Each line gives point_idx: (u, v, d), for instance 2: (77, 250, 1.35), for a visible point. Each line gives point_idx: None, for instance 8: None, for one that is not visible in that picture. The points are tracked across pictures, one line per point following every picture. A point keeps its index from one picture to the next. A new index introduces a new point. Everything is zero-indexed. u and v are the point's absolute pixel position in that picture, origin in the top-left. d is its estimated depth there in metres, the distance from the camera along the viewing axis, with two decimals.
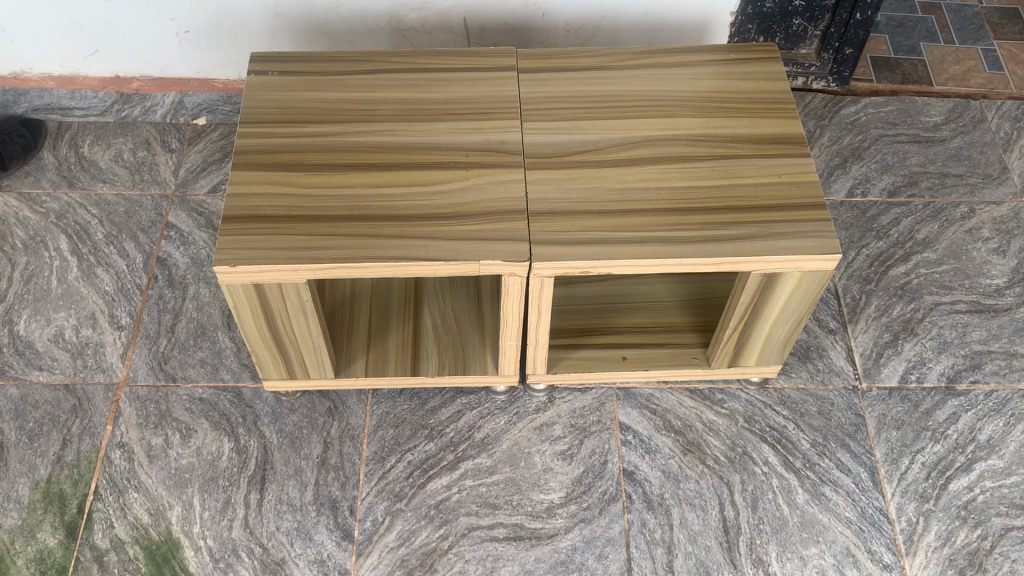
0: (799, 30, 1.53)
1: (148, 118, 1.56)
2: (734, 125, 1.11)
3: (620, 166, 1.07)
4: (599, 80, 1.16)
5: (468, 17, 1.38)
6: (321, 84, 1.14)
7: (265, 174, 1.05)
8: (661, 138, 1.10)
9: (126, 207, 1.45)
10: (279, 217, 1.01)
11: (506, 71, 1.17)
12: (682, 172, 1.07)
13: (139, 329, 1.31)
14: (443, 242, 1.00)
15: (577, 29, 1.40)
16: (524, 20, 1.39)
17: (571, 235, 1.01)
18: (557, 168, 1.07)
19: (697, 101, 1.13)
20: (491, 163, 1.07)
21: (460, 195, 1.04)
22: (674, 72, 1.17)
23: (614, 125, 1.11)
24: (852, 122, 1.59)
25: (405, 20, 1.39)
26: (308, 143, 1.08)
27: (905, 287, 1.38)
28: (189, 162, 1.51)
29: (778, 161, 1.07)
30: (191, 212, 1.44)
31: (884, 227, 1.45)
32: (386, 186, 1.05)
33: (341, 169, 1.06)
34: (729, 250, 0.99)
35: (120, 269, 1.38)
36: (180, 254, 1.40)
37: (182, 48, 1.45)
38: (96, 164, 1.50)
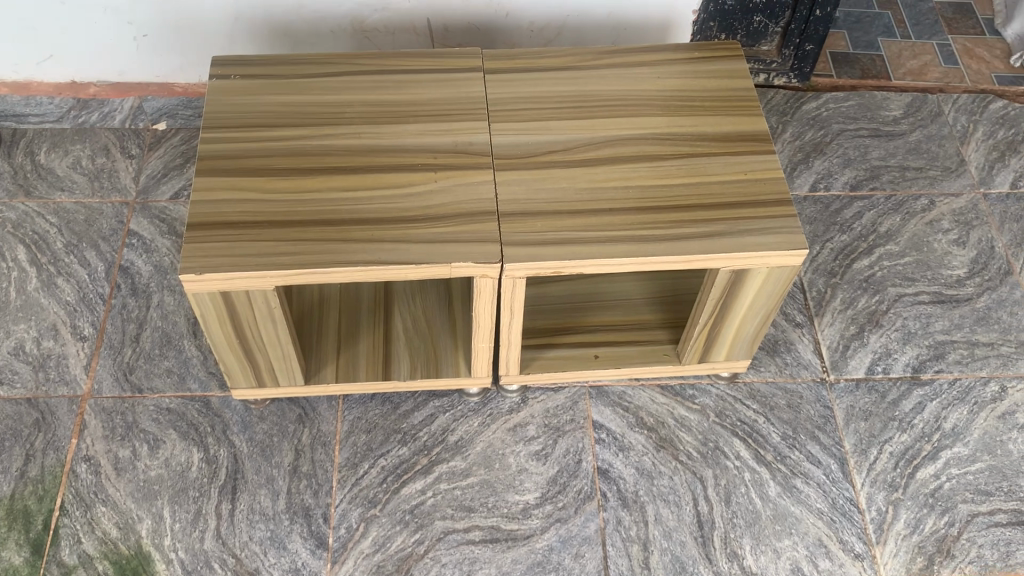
0: (760, 26, 1.55)
1: (107, 124, 1.51)
2: (701, 123, 1.12)
3: (588, 165, 1.08)
4: (565, 79, 1.16)
5: (431, 17, 1.38)
6: (285, 87, 1.13)
7: (230, 180, 1.03)
8: (629, 137, 1.10)
9: (86, 215, 1.42)
10: (246, 222, 1.00)
11: (472, 71, 1.16)
12: (650, 170, 1.07)
13: (102, 339, 1.29)
14: (413, 245, 0.99)
15: (541, 29, 1.40)
16: (487, 20, 1.39)
17: (541, 235, 1.01)
18: (526, 168, 1.07)
19: (663, 100, 1.14)
20: (460, 164, 1.07)
21: (430, 197, 1.04)
22: (640, 70, 1.17)
23: (582, 125, 1.11)
24: (814, 117, 1.61)
25: (367, 21, 1.38)
26: (274, 148, 1.07)
27: (869, 279, 1.40)
28: (149, 168, 1.47)
29: (744, 158, 1.08)
30: (154, 218, 1.42)
31: (848, 221, 1.47)
32: (354, 189, 1.04)
33: (307, 173, 1.05)
34: (699, 247, 1.00)
35: (81, 279, 1.35)
36: (143, 262, 1.37)
37: (139, 51, 1.43)
38: (53, 172, 1.46)
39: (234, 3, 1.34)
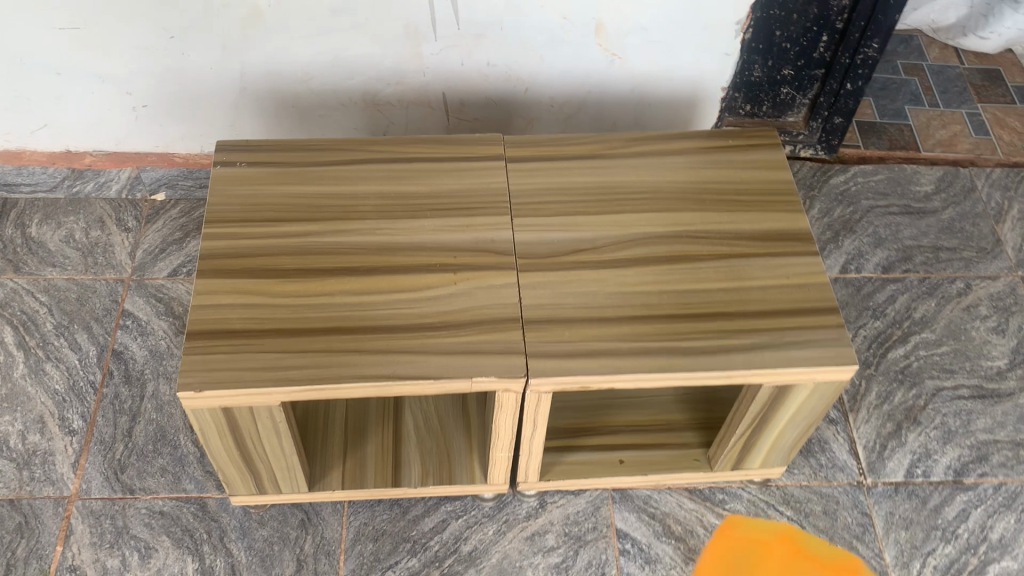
0: (787, 98, 1.49)
1: (102, 194, 1.44)
2: (738, 219, 1.05)
3: (618, 267, 1.00)
4: (592, 169, 1.09)
5: (447, 90, 1.31)
6: (293, 176, 1.05)
7: (234, 281, 0.96)
8: (662, 235, 1.03)
9: (78, 293, 1.34)
10: (250, 331, 0.92)
11: (493, 159, 1.09)
12: (685, 273, 1.00)
13: (93, 434, 1.21)
14: (431, 358, 0.92)
15: (561, 104, 1.33)
16: (505, 94, 1.32)
17: (570, 346, 0.94)
18: (552, 270, 1.00)
19: (697, 194, 1.07)
20: (481, 264, 0.99)
21: (449, 302, 0.96)
22: (671, 160, 1.10)
23: (611, 220, 1.04)
24: (842, 192, 1.54)
25: (380, 95, 1.32)
26: (281, 245, 0.99)
27: (905, 371, 1.33)
28: (146, 243, 1.40)
29: (785, 260, 1.01)
30: (150, 298, 1.34)
31: (880, 306, 1.40)
32: (367, 293, 0.96)
33: (318, 274, 0.97)
34: (740, 363, 0.93)
35: (71, 365, 1.27)
36: (138, 346, 1.29)
37: (139, 123, 1.35)
38: (44, 247, 1.39)
39: (240, 76, 1.28)
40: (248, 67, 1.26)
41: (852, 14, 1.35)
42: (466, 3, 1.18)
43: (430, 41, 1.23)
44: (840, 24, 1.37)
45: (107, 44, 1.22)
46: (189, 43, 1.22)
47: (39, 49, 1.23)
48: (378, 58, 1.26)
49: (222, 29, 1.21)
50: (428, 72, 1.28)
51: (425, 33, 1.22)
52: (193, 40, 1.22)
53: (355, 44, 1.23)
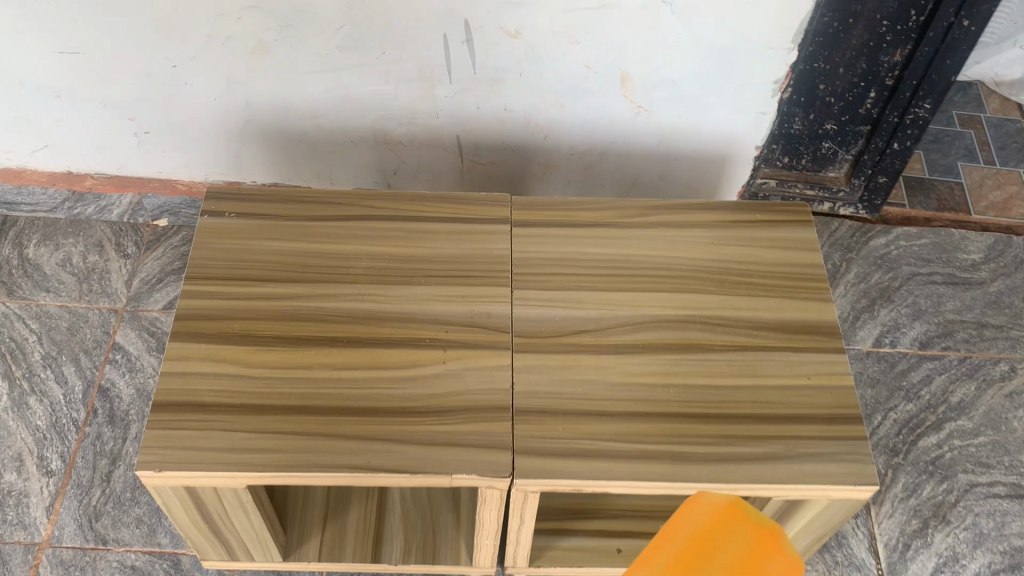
0: (828, 152, 1.39)
1: (103, 217, 1.40)
2: (759, 306, 0.96)
3: (623, 353, 0.92)
4: (605, 238, 1.01)
5: (462, 133, 1.24)
6: (284, 231, 0.99)
7: (208, 347, 0.90)
8: (674, 318, 0.95)
9: (69, 322, 1.30)
10: (220, 405, 0.86)
11: (498, 223, 1.01)
12: (696, 365, 0.91)
13: (70, 476, 1.16)
14: (411, 448, 0.84)
15: (582, 153, 1.25)
16: (523, 140, 1.24)
17: (562, 443, 0.86)
18: (551, 352, 0.92)
19: (717, 273, 0.98)
20: (474, 342, 0.92)
21: (435, 383, 0.89)
22: (692, 233, 1.01)
23: (620, 298, 0.96)
24: (882, 256, 1.44)
25: (391, 134, 1.25)
26: (263, 309, 0.93)
27: (936, 461, 1.23)
28: (144, 271, 1.35)
29: (807, 357, 0.92)
30: (142, 331, 1.29)
31: (914, 387, 1.30)
32: (349, 368, 0.89)
33: (298, 344, 0.91)
34: (749, 475, 0.84)
35: (55, 399, 1.22)
36: (125, 383, 1.24)
37: (141, 149, 1.29)
38: (40, 270, 1.35)
39: (244, 107, 1.21)
40: (253, 99, 1.20)
41: (903, 72, 1.24)
42: (484, 47, 1.09)
43: (444, 83, 1.16)
44: (890, 80, 1.27)
45: (106, 69, 1.16)
46: (192, 72, 1.16)
47: (37, 71, 1.17)
48: (390, 98, 1.18)
49: (227, 61, 1.14)
50: (442, 114, 1.21)
51: (438, 75, 1.14)
52: (196, 70, 1.16)
53: (365, 82, 1.16)
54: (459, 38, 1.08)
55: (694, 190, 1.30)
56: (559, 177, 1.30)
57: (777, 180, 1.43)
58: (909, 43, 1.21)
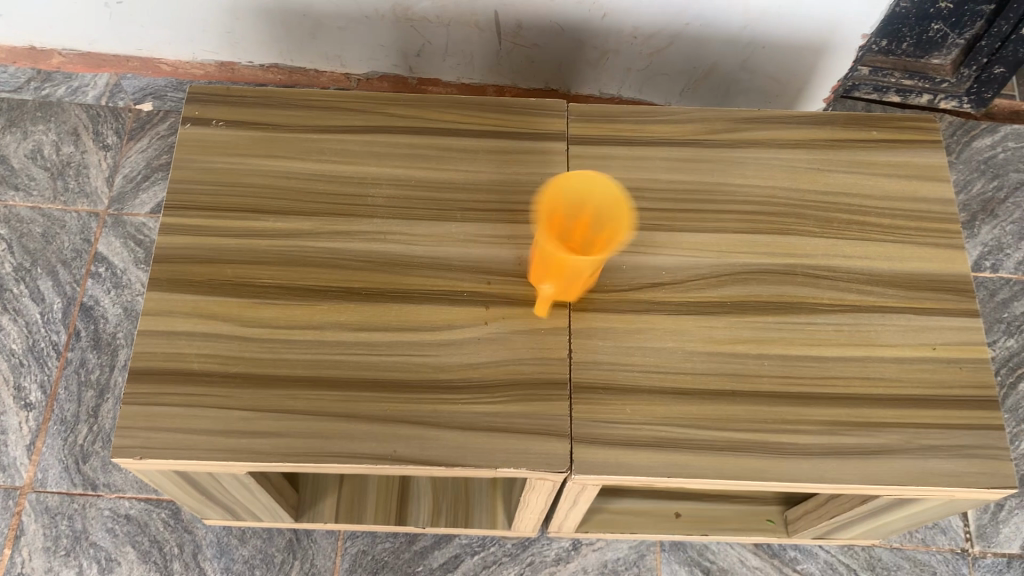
0: (936, 36, 1.14)
1: (77, 99, 1.20)
2: (875, 254, 0.77)
3: (706, 314, 0.74)
4: (682, 161, 0.81)
5: (500, 10, 1.01)
6: (288, 148, 0.80)
7: (197, 299, 0.73)
8: (769, 270, 0.76)
9: (44, 227, 1.12)
10: (211, 376, 0.70)
11: (552, 140, 0.82)
12: (795, 330, 0.74)
13: (52, 410, 1.02)
14: (445, 434, 0.68)
15: (647, 37, 1.03)
16: (577, 20, 1.02)
17: (629, 429, 0.70)
18: (614, 311, 0.74)
19: (821, 209, 0.79)
20: (522, 296, 0.74)
21: (475, 350, 0.72)
22: (790, 156, 0.82)
23: (702, 240, 0.78)
24: (986, 160, 1.23)
25: (413, 9, 1.02)
26: (263, 250, 0.75)
27: None
28: (127, 166, 1.17)
29: (933, 322, 0.75)
30: (126, 239, 1.12)
31: (1017, 319, 1.13)
32: (369, 330, 0.72)
33: (305, 297, 0.74)
34: (860, 474, 0.69)
35: (31, 319, 1.07)
36: (110, 303, 1.08)
37: (114, 19, 1.08)
38: (7, 163, 1.16)
39: None
40: None
41: None
42: None
43: None
44: None
45: None
46: None
47: None
48: None
49: None
50: None
51: None
52: None
53: None
54: None
55: (778, 82, 1.09)
56: (616, 64, 1.09)
57: (872, 67, 1.20)
58: None
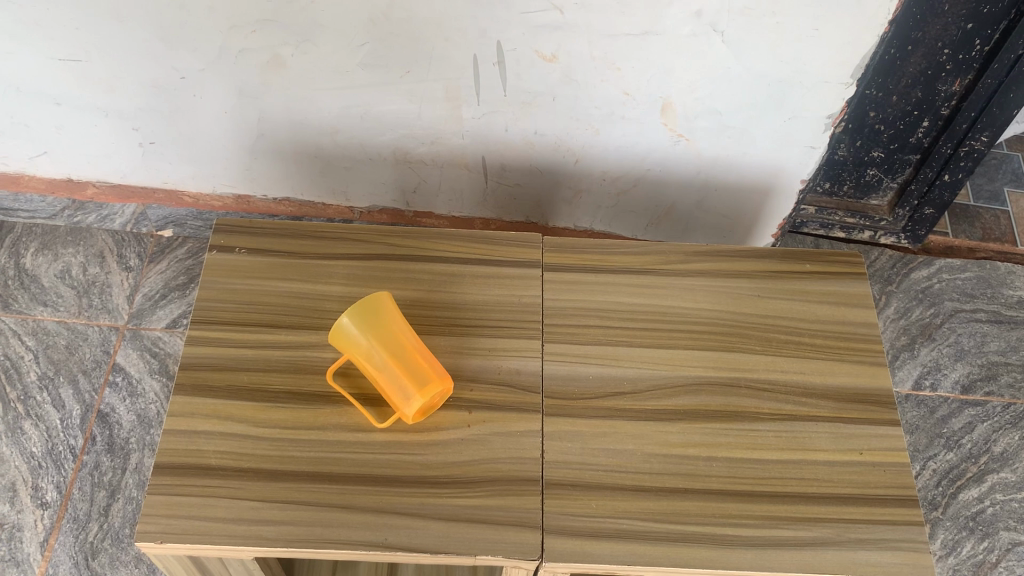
0: (872, 180, 1.31)
1: (105, 225, 1.34)
2: (809, 369, 0.89)
3: (661, 420, 0.85)
4: (642, 287, 0.94)
5: (487, 156, 1.17)
6: (300, 272, 0.93)
7: (215, 402, 0.83)
8: (715, 382, 0.88)
9: (68, 340, 1.23)
10: (226, 470, 0.80)
11: (529, 268, 0.95)
12: (739, 436, 0.85)
13: (66, 509, 1.10)
14: (432, 523, 0.78)
15: (614, 179, 1.19)
16: (554, 164, 1.17)
17: (594, 522, 0.79)
18: (581, 416, 0.85)
19: (761, 330, 0.92)
20: (500, 402, 0.85)
21: (458, 449, 0.82)
22: (735, 284, 0.95)
23: (658, 355, 0.89)
24: (923, 290, 1.37)
25: (412, 153, 1.17)
26: (274, 360, 0.86)
27: (976, 518, 1.16)
28: (147, 286, 1.29)
29: (861, 429, 0.86)
30: (143, 351, 1.23)
31: (956, 435, 1.23)
32: (365, 430, 0.83)
33: (310, 402, 0.84)
34: (798, 563, 0.78)
35: (51, 424, 1.16)
36: (125, 410, 1.18)
37: (146, 157, 1.22)
38: (37, 281, 1.28)
39: (257, 122, 1.14)
40: (267, 113, 1.12)
41: (961, 102, 1.16)
42: (516, 69, 1.02)
43: (471, 105, 1.08)
44: (945, 110, 1.19)
45: (108, 76, 1.09)
46: (201, 84, 1.08)
47: (31, 78, 1.10)
48: (412, 117, 1.11)
49: (240, 74, 1.06)
50: (468, 136, 1.13)
51: (467, 97, 1.07)
52: (204, 82, 1.08)
53: (389, 102, 1.09)
54: (490, 60, 1.01)
55: (731, 220, 1.23)
56: (589, 202, 1.24)
57: (817, 206, 1.36)
58: (970, 74, 1.13)
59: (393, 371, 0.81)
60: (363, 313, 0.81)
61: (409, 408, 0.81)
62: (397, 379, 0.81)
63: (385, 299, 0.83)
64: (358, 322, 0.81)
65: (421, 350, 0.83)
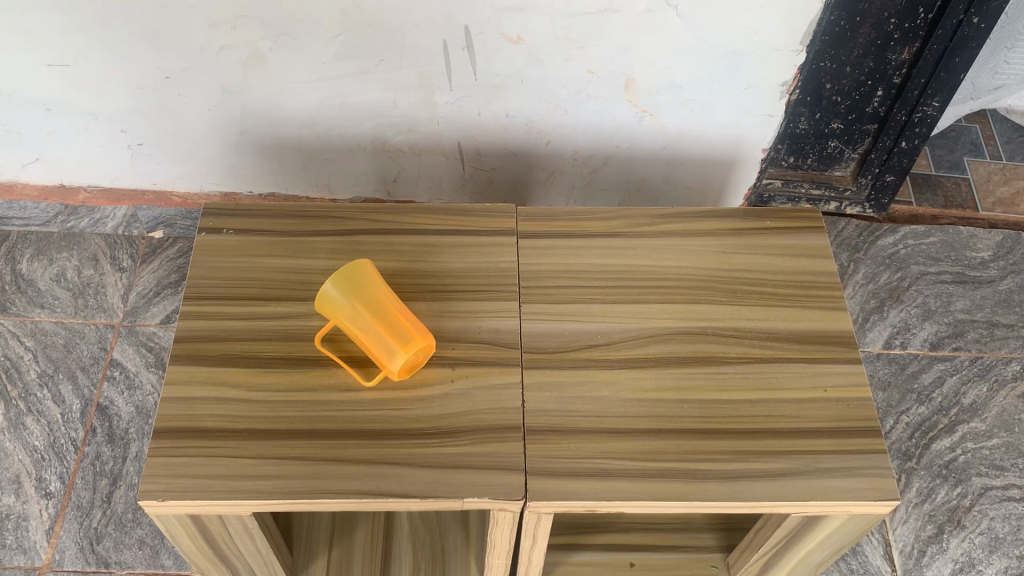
0: (834, 151, 1.35)
1: (97, 230, 1.39)
2: (773, 316, 0.94)
3: (634, 367, 0.90)
4: (612, 249, 0.99)
5: (462, 141, 1.22)
6: (286, 248, 0.97)
7: (210, 370, 0.88)
8: (685, 331, 0.93)
9: (66, 339, 1.27)
10: (222, 431, 0.84)
11: (504, 236, 0.99)
12: (710, 379, 0.89)
13: (70, 497, 1.14)
14: (420, 471, 0.82)
15: (585, 158, 1.24)
16: (526, 146, 1.22)
17: (574, 463, 0.83)
18: (558, 368, 0.89)
19: (727, 283, 0.97)
20: (481, 358, 0.89)
21: (443, 403, 0.86)
22: (700, 242, 1.00)
23: (630, 309, 0.94)
24: (890, 256, 1.42)
25: (390, 141, 1.22)
26: (264, 330, 0.91)
27: (949, 466, 1.21)
28: (140, 285, 1.34)
29: (825, 367, 0.91)
30: (139, 346, 1.27)
31: (926, 389, 1.28)
32: (354, 389, 0.87)
33: (300, 366, 0.88)
34: (768, 492, 0.82)
35: (52, 419, 1.20)
36: (124, 402, 1.22)
37: (135, 159, 1.27)
38: (34, 285, 1.33)
39: (239, 118, 1.19)
40: (249, 109, 1.17)
41: (911, 70, 1.22)
42: (485, 53, 1.07)
43: (444, 91, 1.13)
44: (897, 79, 1.24)
45: (95, 80, 1.14)
46: (185, 83, 1.13)
47: (23, 85, 1.15)
48: (388, 106, 1.16)
49: (222, 71, 1.11)
50: (443, 122, 1.19)
51: (439, 83, 1.12)
52: (188, 80, 1.13)
53: (365, 91, 1.14)
54: (459, 44, 1.06)
55: (699, 193, 1.28)
56: (563, 182, 1.29)
57: (782, 180, 1.39)
58: (917, 41, 1.18)
59: (378, 331, 0.85)
60: (344, 278, 0.86)
61: (395, 365, 0.85)
62: (382, 338, 0.85)
63: (365, 264, 0.87)
64: (340, 287, 0.85)
65: (402, 311, 0.88)
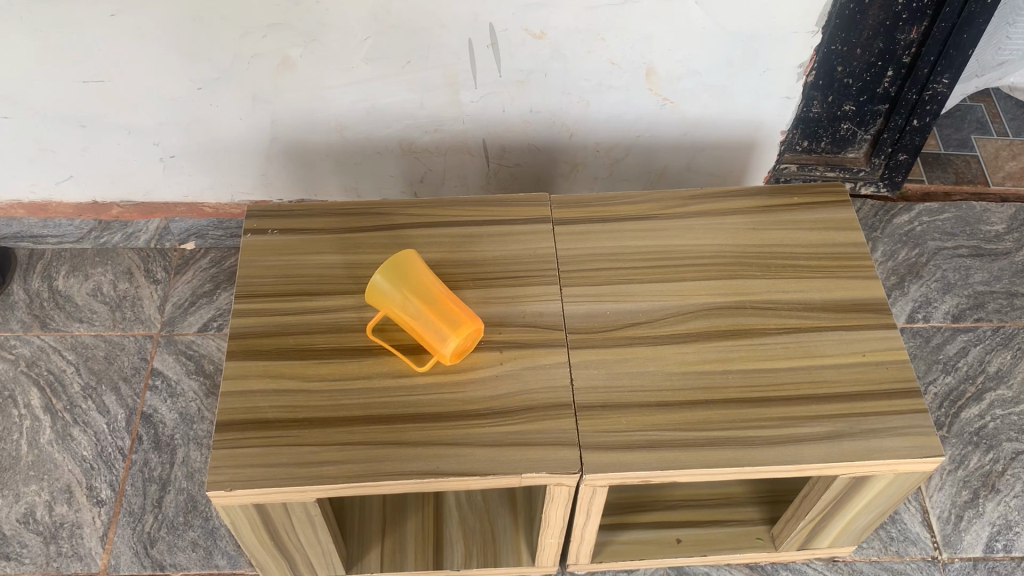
0: (847, 133, 1.39)
1: (130, 244, 1.42)
2: (807, 287, 0.97)
3: (677, 342, 0.92)
4: (646, 232, 1.02)
5: (488, 138, 1.25)
6: (330, 245, 1.00)
7: (266, 364, 0.90)
8: (723, 305, 0.95)
9: (106, 351, 1.30)
10: (283, 421, 0.86)
11: (540, 223, 1.02)
12: (751, 349, 0.92)
13: (122, 504, 1.16)
14: (478, 450, 0.84)
15: (608, 149, 1.27)
16: (550, 140, 1.26)
17: (626, 435, 0.86)
18: (603, 346, 0.92)
19: (760, 258, 0.99)
20: (528, 341, 0.92)
21: (495, 385, 0.89)
22: (730, 220, 1.03)
23: (668, 287, 0.97)
24: (906, 233, 1.45)
25: (416, 142, 1.25)
26: (316, 323, 0.93)
27: (980, 432, 1.23)
28: (175, 295, 1.36)
29: (861, 333, 0.93)
30: (178, 354, 1.29)
31: (952, 359, 1.31)
32: (407, 376, 0.89)
33: (353, 356, 0.91)
34: (817, 454, 0.84)
35: (99, 428, 1.22)
36: (168, 409, 1.24)
37: (167, 172, 1.30)
38: (72, 300, 1.36)
39: (269, 125, 1.22)
40: (279, 117, 1.20)
41: (920, 49, 1.25)
42: (509, 50, 1.10)
43: (469, 89, 1.16)
44: (906, 58, 1.27)
45: (129, 95, 1.16)
46: (217, 93, 1.16)
47: (58, 103, 1.17)
48: (415, 107, 1.19)
49: (254, 80, 1.14)
50: (468, 120, 1.22)
51: (464, 81, 1.15)
52: (221, 90, 1.16)
53: (391, 93, 1.17)
54: (484, 43, 1.09)
55: (719, 178, 1.31)
56: (585, 175, 1.32)
57: (797, 163, 1.42)
58: (925, 20, 1.22)
59: (428, 317, 0.88)
60: (392, 267, 0.89)
61: (445, 347, 0.88)
62: (432, 323, 0.88)
63: (411, 255, 0.91)
64: (388, 275, 0.88)
65: (450, 297, 0.90)
